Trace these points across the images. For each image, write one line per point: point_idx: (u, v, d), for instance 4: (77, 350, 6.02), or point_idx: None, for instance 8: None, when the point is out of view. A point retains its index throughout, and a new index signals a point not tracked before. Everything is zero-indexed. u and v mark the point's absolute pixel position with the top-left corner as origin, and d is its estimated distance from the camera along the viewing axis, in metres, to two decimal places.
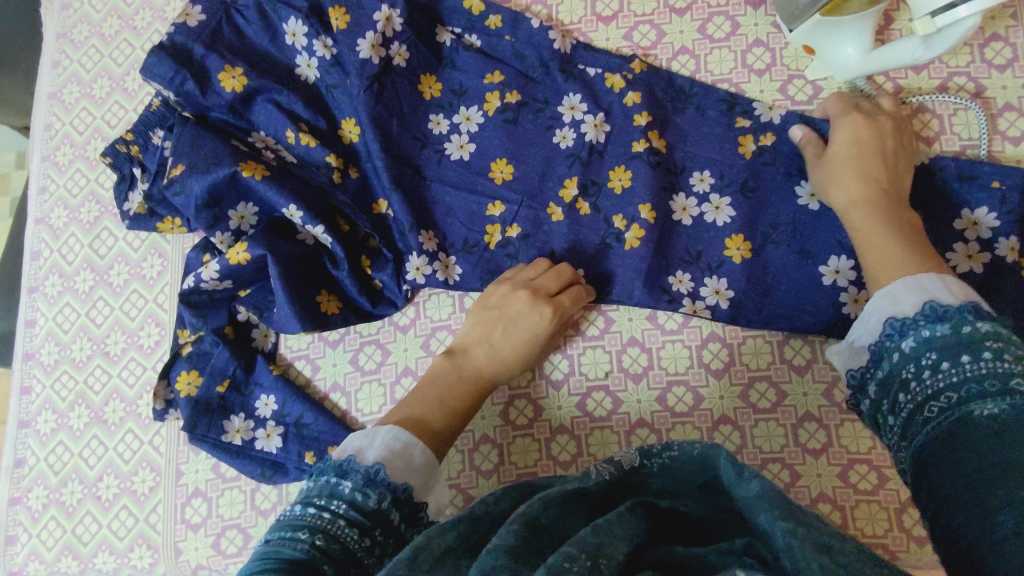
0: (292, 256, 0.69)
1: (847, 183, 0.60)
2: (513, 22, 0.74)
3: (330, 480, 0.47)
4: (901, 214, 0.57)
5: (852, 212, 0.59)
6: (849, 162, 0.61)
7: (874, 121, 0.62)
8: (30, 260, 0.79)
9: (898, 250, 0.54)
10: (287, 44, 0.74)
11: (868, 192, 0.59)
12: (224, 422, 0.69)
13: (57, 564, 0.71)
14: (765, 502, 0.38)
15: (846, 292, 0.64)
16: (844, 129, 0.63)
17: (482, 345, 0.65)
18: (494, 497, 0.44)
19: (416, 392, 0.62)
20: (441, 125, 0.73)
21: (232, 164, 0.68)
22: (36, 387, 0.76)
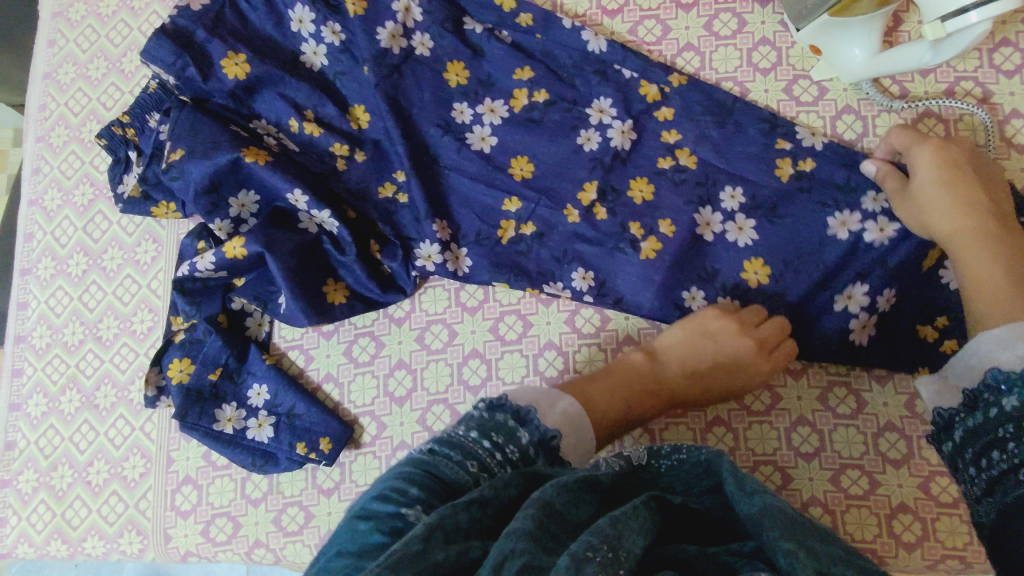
0: (296, 247, 0.68)
1: (944, 215, 0.58)
2: (545, 21, 0.72)
3: (509, 423, 0.48)
4: (1002, 244, 0.55)
5: (956, 242, 0.57)
6: (937, 193, 0.58)
7: (951, 147, 0.60)
8: (23, 242, 0.79)
9: (1006, 287, 0.52)
10: (292, 30, 0.73)
11: (965, 225, 0.57)
12: (216, 410, 0.69)
13: (46, 547, 0.71)
14: (776, 523, 0.39)
15: (854, 317, 0.63)
16: (924, 154, 0.60)
17: (680, 363, 0.63)
18: (503, 480, 0.42)
19: (608, 383, 0.61)
20: (464, 114, 0.72)
21: (233, 150, 0.67)
22: (27, 369, 0.76)
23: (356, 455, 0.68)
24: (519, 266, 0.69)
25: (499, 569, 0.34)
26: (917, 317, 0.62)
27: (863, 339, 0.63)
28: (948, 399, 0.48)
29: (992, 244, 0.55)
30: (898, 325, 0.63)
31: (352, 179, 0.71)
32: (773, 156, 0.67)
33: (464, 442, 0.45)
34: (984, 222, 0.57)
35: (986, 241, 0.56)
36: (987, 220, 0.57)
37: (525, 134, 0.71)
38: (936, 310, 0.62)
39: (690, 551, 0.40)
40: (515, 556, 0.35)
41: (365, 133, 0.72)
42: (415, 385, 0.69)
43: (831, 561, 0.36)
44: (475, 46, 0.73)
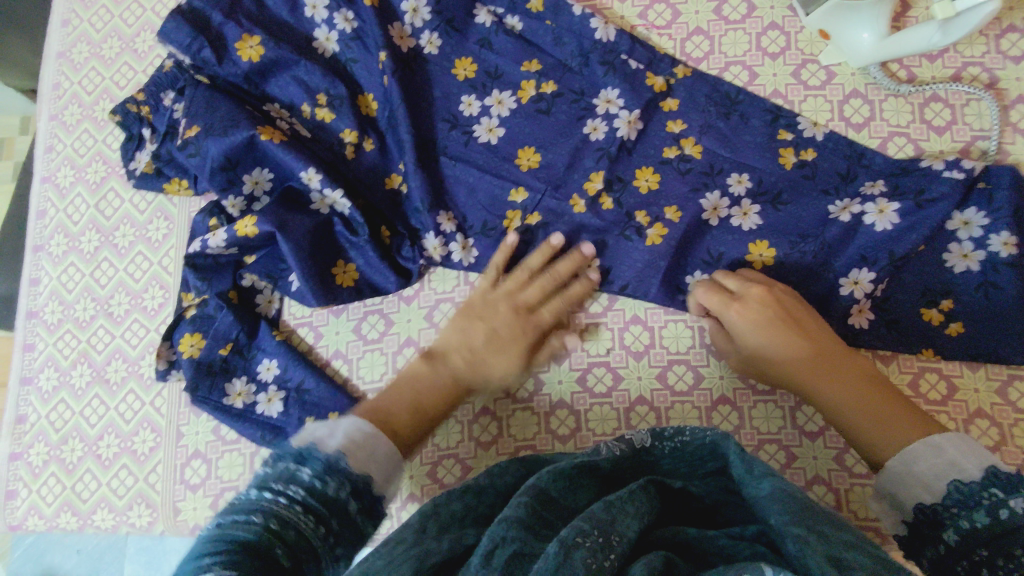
0: (309, 228, 0.69)
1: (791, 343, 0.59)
2: (555, 8, 0.73)
3: (289, 465, 0.44)
4: (848, 374, 0.58)
5: (805, 372, 0.59)
6: (760, 332, 0.60)
7: (745, 295, 0.62)
8: (35, 219, 0.79)
9: (871, 418, 0.55)
10: (306, 17, 0.74)
11: (791, 328, 0.60)
12: (225, 384, 0.69)
13: (56, 519, 0.71)
14: (778, 505, 0.40)
15: (855, 302, 0.64)
16: (740, 280, 0.63)
17: (464, 354, 0.63)
18: (500, 470, 0.47)
19: (390, 393, 0.60)
20: (472, 107, 0.73)
21: (250, 128, 0.68)
22: (38, 344, 0.76)
23: None
24: (524, 257, 0.70)
25: (490, 558, 0.36)
26: (920, 301, 0.63)
27: (862, 323, 0.64)
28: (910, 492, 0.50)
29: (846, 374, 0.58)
30: (896, 310, 0.63)
31: (363, 166, 0.72)
32: (776, 145, 0.67)
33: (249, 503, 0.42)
34: (825, 356, 0.59)
35: (827, 372, 0.58)
36: (786, 311, 0.60)
37: (535, 126, 0.72)
38: (938, 294, 0.63)
39: (689, 533, 0.42)
40: (506, 544, 0.37)
41: (374, 122, 0.73)
42: None
43: (844, 547, 0.36)
44: (483, 39, 0.74)
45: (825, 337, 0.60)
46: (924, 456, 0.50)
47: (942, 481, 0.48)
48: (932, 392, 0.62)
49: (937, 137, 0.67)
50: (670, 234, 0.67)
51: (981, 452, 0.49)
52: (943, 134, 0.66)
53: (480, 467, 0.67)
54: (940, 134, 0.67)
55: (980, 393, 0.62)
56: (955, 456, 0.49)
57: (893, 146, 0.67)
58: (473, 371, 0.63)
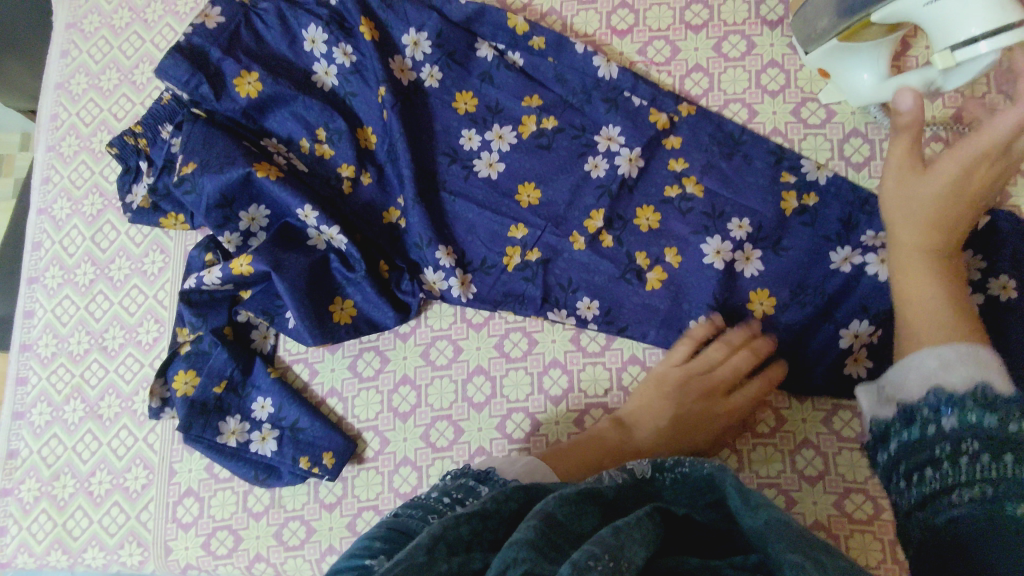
0: (304, 268, 0.68)
1: (909, 222, 0.54)
2: (557, 45, 0.73)
3: (468, 481, 0.50)
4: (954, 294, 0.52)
5: (899, 252, 0.55)
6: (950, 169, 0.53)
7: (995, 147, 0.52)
8: (30, 251, 0.79)
9: (948, 316, 0.49)
10: (305, 51, 0.74)
11: (957, 205, 0.54)
12: (219, 423, 0.68)
13: (46, 557, 0.70)
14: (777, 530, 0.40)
15: (850, 351, 0.63)
16: (945, 157, 0.53)
17: (646, 429, 0.64)
18: (505, 495, 0.44)
19: (568, 453, 0.63)
20: (472, 141, 0.72)
21: (246, 164, 0.68)
22: (31, 378, 0.76)
23: (358, 470, 0.68)
24: (524, 294, 0.69)
25: None
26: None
27: (859, 372, 0.63)
28: (881, 412, 0.45)
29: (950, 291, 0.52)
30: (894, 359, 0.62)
31: (361, 200, 0.72)
32: (777, 187, 0.67)
33: (427, 501, 0.47)
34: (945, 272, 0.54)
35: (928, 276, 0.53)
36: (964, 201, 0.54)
37: (536, 161, 0.71)
38: None
39: (692, 562, 0.41)
40: (518, 564, 0.36)
41: (372, 155, 0.73)
42: (419, 401, 0.69)
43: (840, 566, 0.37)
44: (484, 72, 0.74)
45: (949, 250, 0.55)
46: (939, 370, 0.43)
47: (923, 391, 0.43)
48: None
49: None
50: (669, 279, 0.67)
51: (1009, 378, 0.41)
52: None
53: None
54: None
55: None
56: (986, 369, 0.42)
57: None
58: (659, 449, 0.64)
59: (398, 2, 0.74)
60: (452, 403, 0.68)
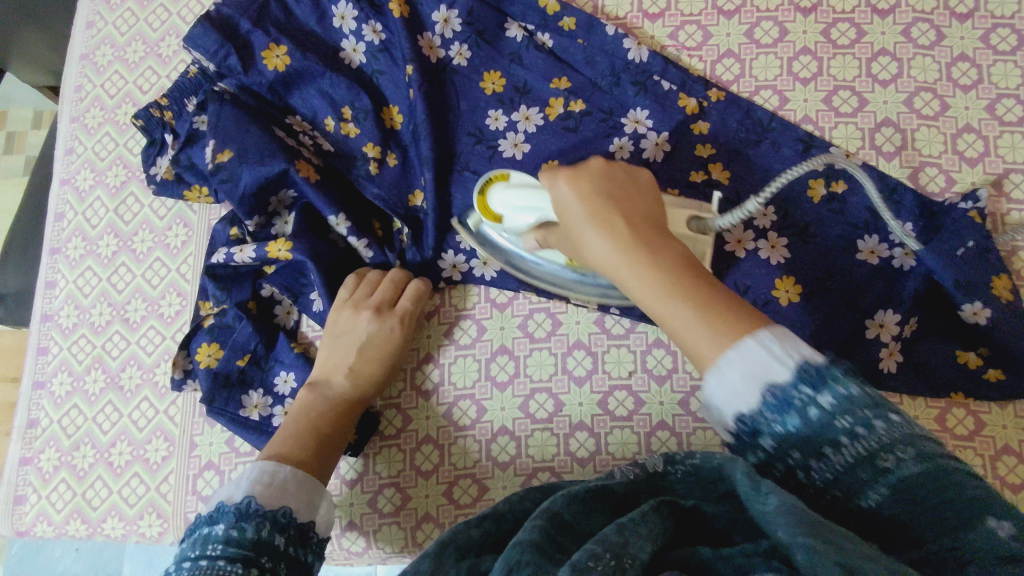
0: (334, 268, 0.70)
1: (600, 252, 0.48)
2: (588, 26, 0.73)
3: (202, 531, 0.50)
4: (665, 237, 0.48)
5: (611, 259, 0.47)
6: (588, 223, 0.49)
7: (582, 169, 0.52)
8: (53, 222, 0.79)
9: (663, 288, 0.44)
10: (334, 27, 0.73)
11: (608, 189, 0.50)
12: (242, 396, 0.68)
13: (65, 526, 0.70)
14: (783, 518, 0.35)
15: (883, 344, 0.62)
16: (561, 185, 0.51)
17: (343, 371, 0.65)
18: (519, 497, 0.49)
19: (285, 428, 0.61)
20: (499, 121, 0.72)
21: (286, 161, 0.68)
22: (52, 348, 0.75)
23: (381, 446, 0.68)
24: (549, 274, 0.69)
25: None
26: (958, 344, 0.62)
27: (892, 366, 0.62)
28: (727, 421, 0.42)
29: (650, 239, 0.47)
30: (924, 352, 0.63)
31: (384, 182, 0.71)
32: (806, 175, 0.67)
33: None
34: (644, 230, 0.48)
35: (648, 256, 0.46)
36: (626, 185, 0.52)
37: (562, 143, 0.71)
38: (974, 340, 0.62)
39: (705, 553, 0.40)
40: (520, 567, 0.38)
41: (398, 136, 0.73)
42: (442, 379, 0.69)
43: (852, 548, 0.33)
44: (514, 53, 0.73)
45: (648, 210, 0.51)
46: (730, 359, 0.41)
47: (755, 391, 0.40)
48: (959, 426, 0.61)
49: (969, 168, 0.66)
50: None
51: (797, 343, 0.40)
52: (975, 166, 0.66)
53: (496, 487, 0.66)
54: (973, 166, 0.66)
55: (1008, 429, 0.61)
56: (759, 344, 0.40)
57: (925, 176, 0.67)
58: (359, 383, 0.64)
59: None
60: (474, 382, 0.69)
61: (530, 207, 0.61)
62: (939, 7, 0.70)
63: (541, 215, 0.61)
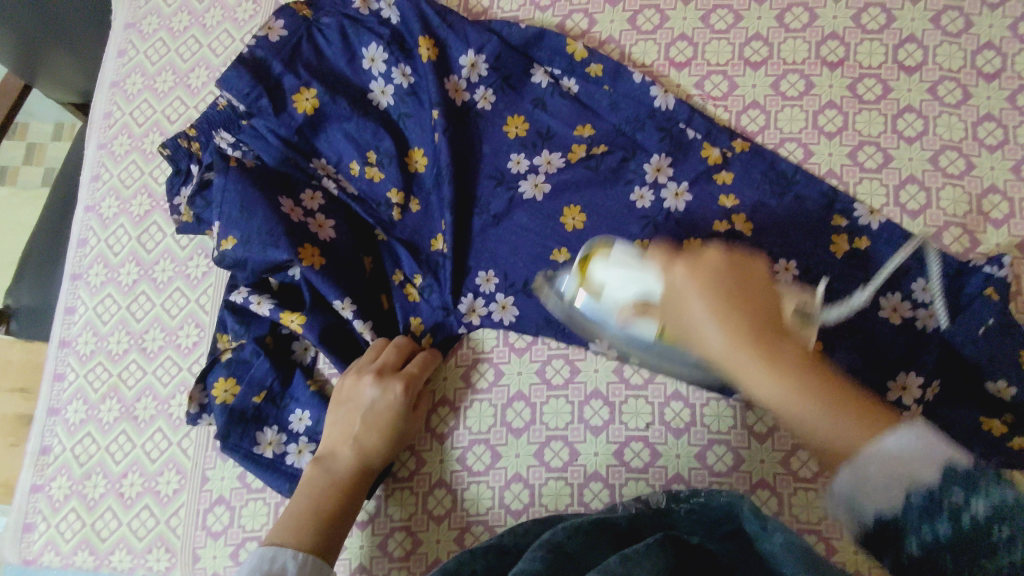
0: (345, 346, 0.69)
1: (715, 341, 0.47)
2: (615, 73, 0.73)
3: None
4: (783, 338, 0.48)
5: (728, 360, 0.47)
6: (709, 317, 0.48)
7: (701, 257, 0.51)
8: (76, 247, 0.79)
9: (814, 406, 0.44)
10: (363, 69, 0.74)
11: (732, 300, 0.48)
12: (257, 433, 0.68)
13: (72, 557, 0.70)
14: (791, 555, 0.38)
15: (905, 408, 0.62)
16: (677, 271, 0.51)
17: (348, 443, 0.63)
18: (521, 531, 0.51)
19: (289, 511, 0.59)
20: (520, 164, 0.72)
21: (290, 252, 0.66)
22: (68, 374, 0.75)
23: (392, 488, 0.68)
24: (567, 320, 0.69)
25: None
26: (982, 411, 0.61)
27: None
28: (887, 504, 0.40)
29: (770, 338, 0.47)
30: (948, 417, 0.61)
31: (405, 228, 0.72)
32: (829, 231, 0.67)
33: None
34: (767, 326, 0.48)
35: (773, 360, 0.45)
36: (748, 280, 0.51)
37: (585, 189, 0.71)
38: (997, 407, 0.61)
39: None
40: None
41: (420, 180, 0.73)
42: (457, 423, 0.69)
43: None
44: (539, 98, 0.74)
45: (771, 305, 0.50)
46: (876, 458, 0.41)
47: (899, 491, 0.39)
48: None
49: (995, 229, 0.66)
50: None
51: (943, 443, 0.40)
52: (1001, 227, 0.66)
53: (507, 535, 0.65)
54: (999, 227, 0.66)
55: None
56: (909, 451, 0.40)
57: (949, 236, 0.66)
58: (365, 453, 0.63)
59: (459, 22, 0.74)
60: (490, 427, 0.68)
61: (632, 278, 0.57)
62: (965, 66, 0.70)
63: (644, 291, 0.56)
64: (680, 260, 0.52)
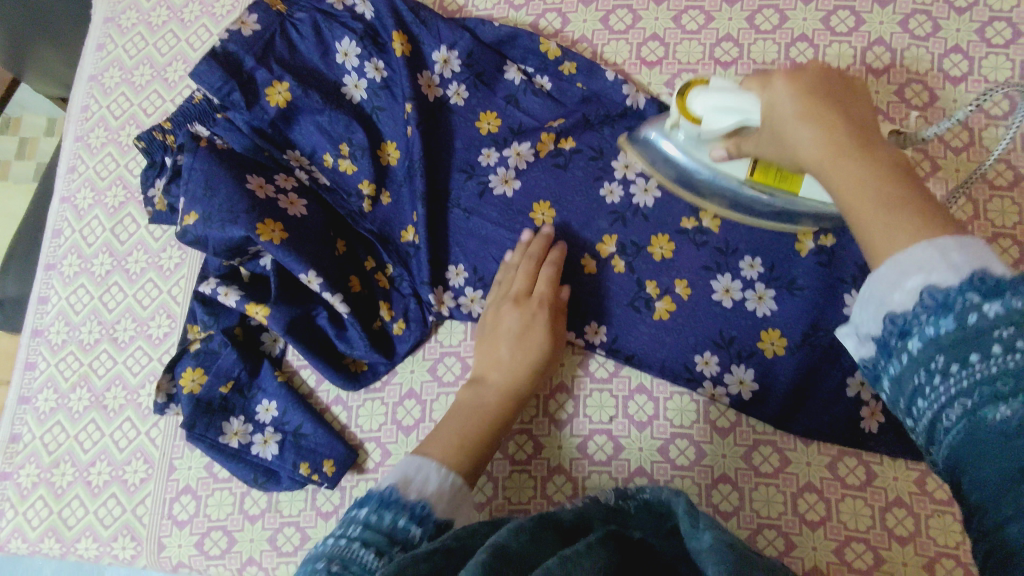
0: (309, 334, 0.69)
1: (800, 129, 0.42)
2: (588, 70, 0.73)
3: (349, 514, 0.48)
4: (881, 142, 0.40)
5: (818, 164, 0.40)
6: (798, 120, 0.42)
7: (801, 68, 0.45)
8: (51, 238, 0.80)
9: (889, 219, 0.36)
10: (337, 63, 0.74)
11: (845, 98, 0.42)
12: (223, 423, 0.68)
13: (39, 544, 0.70)
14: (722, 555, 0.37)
15: (865, 403, 0.63)
16: (778, 78, 0.45)
17: (496, 367, 0.64)
18: (468, 531, 0.45)
19: (437, 437, 0.59)
20: (490, 157, 0.73)
21: (248, 227, 0.65)
22: (40, 363, 0.76)
23: (358, 480, 0.68)
24: None
25: None
26: None
27: (872, 427, 0.62)
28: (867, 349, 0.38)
29: (865, 137, 0.40)
30: None
31: (376, 219, 0.73)
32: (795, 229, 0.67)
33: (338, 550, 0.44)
34: (863, 129, 0.41)
35: (864, 148, 0.39)
36: (855, 92, 0.44)
37: (554, 184, 0.71)
38: None
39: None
40: None
41: (392, 173, 0.74)
42: (423, 415, 0.68)
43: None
44: (511, 95, 0.74)
45: (868, 119, 0.42)
46: (935, 272, 0.33)
47: (913, 292, 0.34)
48: (939, 490, 0.61)
49: None
50: (678, 310, 0.67)
51: (988, 251, 0.33)
52: (964, 227, 0.66)
53: None
54: (961, 228, 0.66)
55: None
56: (951, 251, 0.33)
57: None
58: (513, 376, 0.64)
59: (432, 19, 0.74)
60: None
61: (730, 107, 0.52)
62: (932, 68, 0.71)
63: (743, 116, 0.51)
64: (755, 82, 0.48)
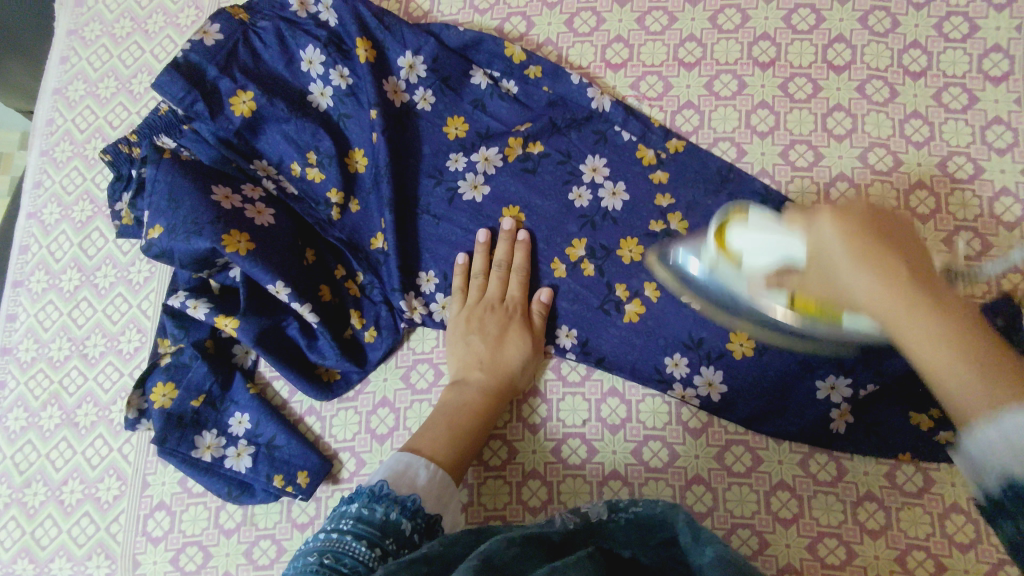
0: (278, 345, 0.69)
1: (860, 281, 0.40)
2: (553, 74, 0.74)
3: (341, 508, 0.50)
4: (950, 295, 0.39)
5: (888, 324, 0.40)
6: (852, 269, 0.41)
7: (846, 206, 0.43)
8: (18, 254, 0.79)
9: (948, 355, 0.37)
10: (302, 71, 0.74)
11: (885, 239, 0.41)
12: (195, 437, 0.68)
13: (11, 566, 0.70)
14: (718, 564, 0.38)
15: (836, 406, 0.63)
16: (823, 221, 0.43)
17: (477, 366, 0.66)
18: (451, 539, 0.45)
19: (425, 433, 0.62)
20: (458, 162, 0.73)
21: (213, 238, 0.65)
22: (9, 382, 0.75)
23: (332, 490, 0.67)
24: None
25: None
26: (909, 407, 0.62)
27: (841, 427, 0.63)
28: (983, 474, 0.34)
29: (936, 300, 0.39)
30: (876, 413, 0.63)
31: (345, 227, 0.73)
32: None
33: (331, 543, 0.46)
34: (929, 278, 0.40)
35: (936, 305, 0.38)
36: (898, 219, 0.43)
37: (522, 189, 0.71)
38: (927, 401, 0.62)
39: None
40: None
41: (360, 180, 0.73)
42: (397, 423, 0.68)
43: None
44: (478, 100, 0.74)
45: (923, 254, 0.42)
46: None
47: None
48: (908, 483, 0.61)
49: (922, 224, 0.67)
50: (648, 311, 0.67)
51: None
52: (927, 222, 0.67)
53: None
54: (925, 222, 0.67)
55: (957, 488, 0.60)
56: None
57: None
58: (492, 372, 0.66)
59: (397, 25, 0.74)
60: None
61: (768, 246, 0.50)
62: (892, 65, 0.71)
63: (786, 257, 0.49)
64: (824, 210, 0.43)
